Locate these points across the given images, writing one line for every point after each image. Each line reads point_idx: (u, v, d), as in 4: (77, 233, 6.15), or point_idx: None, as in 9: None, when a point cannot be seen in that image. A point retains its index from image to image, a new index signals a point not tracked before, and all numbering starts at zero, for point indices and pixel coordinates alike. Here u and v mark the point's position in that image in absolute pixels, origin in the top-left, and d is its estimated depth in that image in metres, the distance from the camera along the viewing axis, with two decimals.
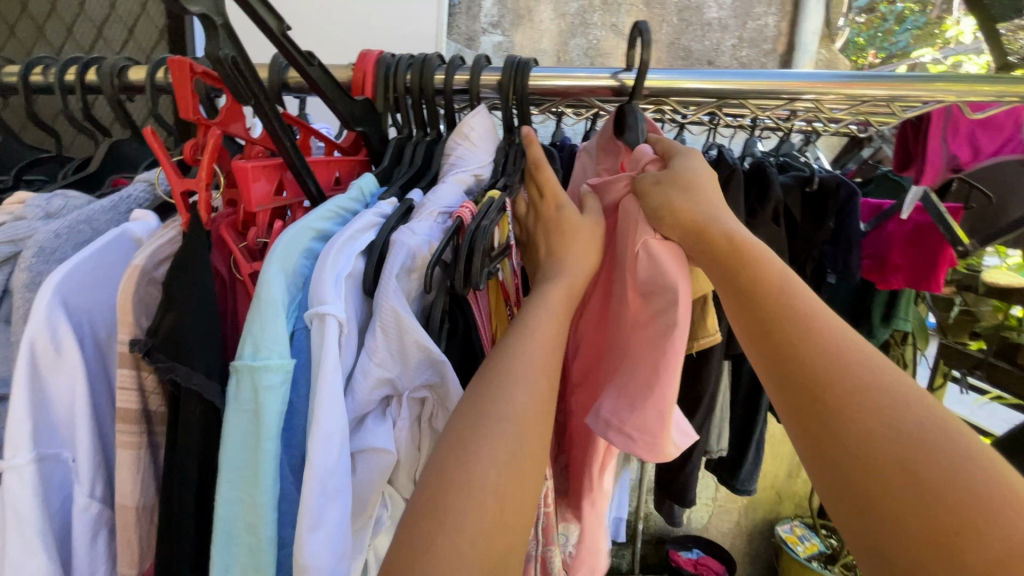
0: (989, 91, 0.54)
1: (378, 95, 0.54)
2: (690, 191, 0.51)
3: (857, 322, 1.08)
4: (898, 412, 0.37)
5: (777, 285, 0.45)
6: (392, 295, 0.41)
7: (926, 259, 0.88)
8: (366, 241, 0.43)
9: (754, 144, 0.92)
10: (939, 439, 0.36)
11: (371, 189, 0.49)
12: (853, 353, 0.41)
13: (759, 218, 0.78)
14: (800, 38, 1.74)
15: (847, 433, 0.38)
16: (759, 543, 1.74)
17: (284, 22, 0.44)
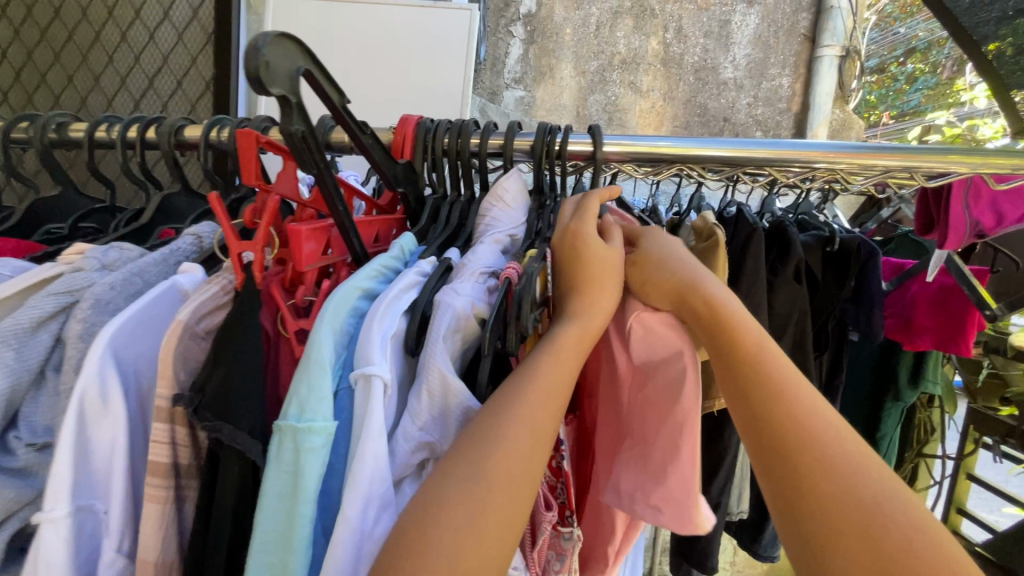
0: (965, 160, 0.57)
1: (416, 158, 0.56)
2: (665, 265, 0.52)
3: (883, 383, 1.05)
4: (850, 474, 0.39)
5: (755, 347, 0.46)
6: (438, 358, 0.41)
7: (953, 324, 0.86)
8: (408, 300, 0.43)
9: (773, 203, 0.93)
10: (887, 500, 0.37)
11: (410, 249, 0.50)
12: (817, 414, 0.42)
13: (780, 277, 0.79)
14: (813, 99, 1.79)
15: (804, 485, 0.39)
16: None
17: (344, 95, 0.47)
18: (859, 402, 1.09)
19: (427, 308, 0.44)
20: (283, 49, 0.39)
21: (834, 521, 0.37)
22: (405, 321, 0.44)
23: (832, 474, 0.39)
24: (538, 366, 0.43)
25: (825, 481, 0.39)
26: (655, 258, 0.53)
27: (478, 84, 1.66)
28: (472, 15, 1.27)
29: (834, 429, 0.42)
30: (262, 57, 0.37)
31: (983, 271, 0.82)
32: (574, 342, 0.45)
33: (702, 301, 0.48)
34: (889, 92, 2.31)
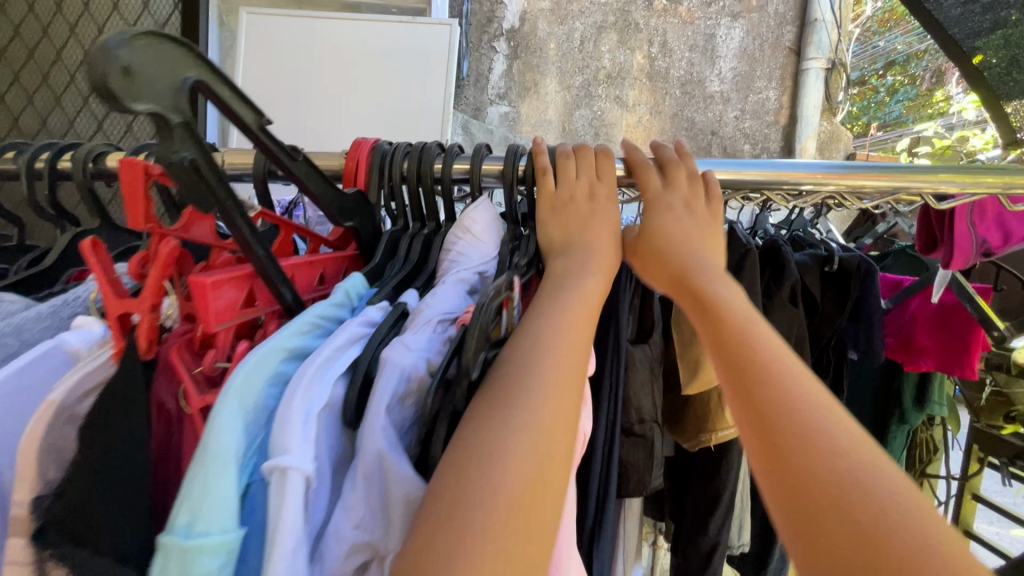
0: (997, 182, 0.54)
1: (374, 187, 0.52)
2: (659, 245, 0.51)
3: (887, 405, 1.01)
4: (840, 456, 0.33)
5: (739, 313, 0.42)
6: (375, 432, 0.34)
7: (957, 343, 0.82)
8: (347, 358, 0.37)
9: (764, 220, 0.89)
10: (872, 488, 0.32)
11: (358, 291, 0.45)
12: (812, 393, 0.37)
13: (775, 300, 0.74)
14: (800, 111, 1.78)
15: (788, 461, 0.34)
16: None
17: (264, 115, 0.40)
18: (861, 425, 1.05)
19: (370, 368, 0.38)
20: (145, 50, 0.30)
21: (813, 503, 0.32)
22: (342, 385, 0.37)
23: (822, 455, 0.33)
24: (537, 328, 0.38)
25: (808, 460, 0.34)
26: (662, 238, 0.51)
27: (461, 100, 1.63)
28: (452, 30, 1.24)
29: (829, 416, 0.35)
30: (116, 58, 0.29)
31: (986, 289, 0.78)
32: (574, 301, 0.41)
33: (690, 280, 0.46)
34: (871, 104, 2.32)
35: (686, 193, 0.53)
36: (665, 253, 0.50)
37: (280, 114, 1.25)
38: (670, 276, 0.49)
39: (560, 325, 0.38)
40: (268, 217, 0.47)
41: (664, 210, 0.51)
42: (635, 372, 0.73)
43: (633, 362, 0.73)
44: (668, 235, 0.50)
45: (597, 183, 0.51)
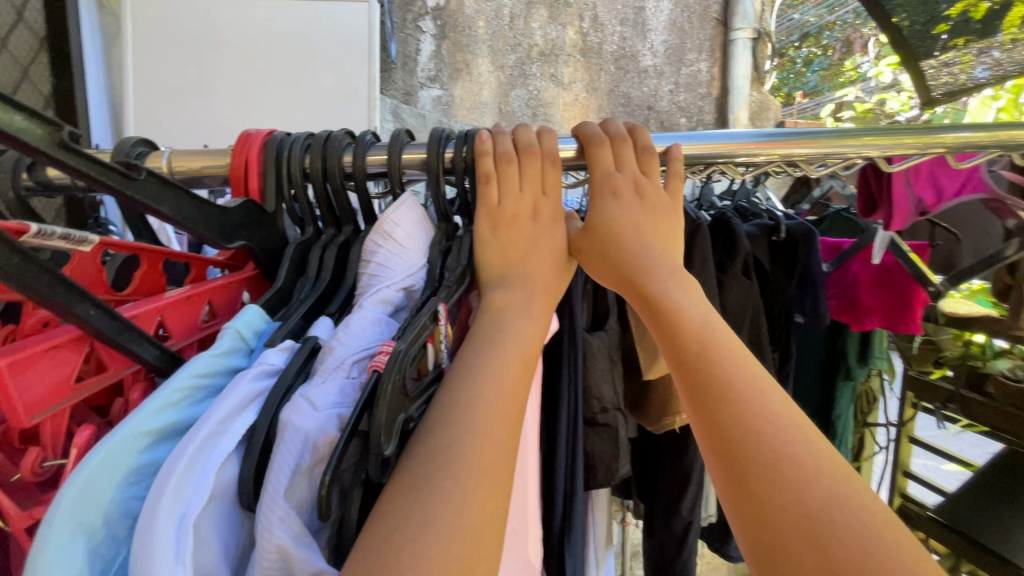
0: (915, 143, 0.51)
1: (269, 192, 0.45)
2: (615, 237, 0.47)
3: (833, 364, 1.05)
4: (811, 471, 0.32)
5: (700, 318, 0.39)
6: (275, 524, 0.28)
7: (900, 300, 0.84)
8: (237, 431, 0.31)
9: (710, 193, 0.88)
10: (837, 496, 0.31)
11: (254, 332, 0.38)
12: (771, 399, 0.35)
13: (729, 274, 0.73)
14: (732, 82, 1.80)
15: (755, 468, 0.32)
16: None
17: (57, 123, 0.33)
18: (814, 383, 1.07)
19: (271, 434, 0.32)
20: None
21: (781, 518, 0.31)
22: (235, 463, 0.32)
23: (782, 461, 0.32)
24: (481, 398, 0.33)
25: (771, 467, 0.32)
26: (608, 233, 0.48)
27: (389, 85, 1.53)
28: (370, 6, 1.13)
29: (788, 420, 0.34)
30: None
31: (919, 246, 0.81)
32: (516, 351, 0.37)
33: (641, 283, 0.43)
34: (790, 74, 2.41)
35: (636, 171, 0.49)
36: (611, 252, 0.47)
37: (182, 109, 1.12)
38: (618, 277, 0.46)
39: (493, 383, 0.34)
40: (113, 245, 0.39)
41: (608, 199, 0.48)
42: (594, 362, 0.70)
43: (591, 351, 0.69)
44: (618, 231, 0.47)
45: (542, 199, 0.47)
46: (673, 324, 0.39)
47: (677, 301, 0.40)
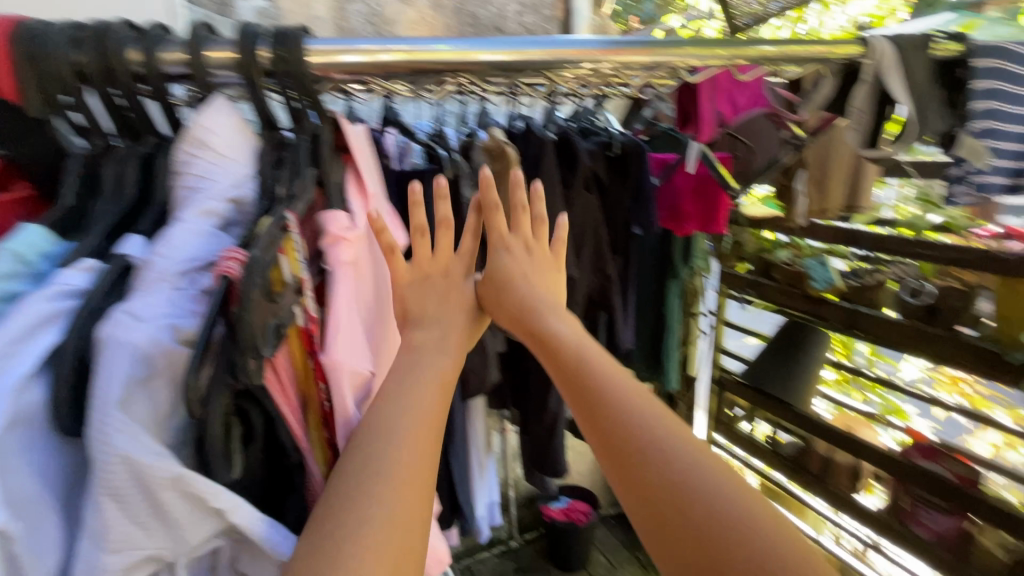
0: (725, 54, 0.58)
1: (29, 97, 0.37)
2: (508, 284, 0.52)
3: (664, 266, 1.22)
4: (675, 459, 0.39)
5: (574, 347, 0.47)
6: (112, 436, 0.32)
7: (710, 205, 1.00)
8: (35, 352, 0.33)
9: (554, 113, 0.92)
10: (696, 473, 0.38)
11: (38, 257, 0.37)
12: (642, 402, 0.42)
13: (573, 188, 0.80)
14: (574, 6, 1.80)
15: (628, 466, 0.40)
16: None
17: None
18: (650, 287, 1.25)
19: (82, 354, 0.34)
20: None
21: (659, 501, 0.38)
22: (41, 387, 0.34)
23: (644, 450, 0.40)
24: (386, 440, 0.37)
25: (640, 460, 0.39)
26: (503, 278, 0.53)
27: None
28: None
29: (661, 419, 0.41)
30: None
31: (725, 156, 0.87)
32: (424, 399, 0.41)
33: (531, 322, 0.50)
34: None
35: (527, 234, 0.55)
36: (505, 295, 0.52)
37: None
38: (514, 321, 0.51)
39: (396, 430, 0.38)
40: None
41: (501, 252, 0.54)
42: None
43: None
44: (510, 277, 0.52)
45: (450, 258, 0.53)
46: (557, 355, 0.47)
47: (558, 334, 0.48)
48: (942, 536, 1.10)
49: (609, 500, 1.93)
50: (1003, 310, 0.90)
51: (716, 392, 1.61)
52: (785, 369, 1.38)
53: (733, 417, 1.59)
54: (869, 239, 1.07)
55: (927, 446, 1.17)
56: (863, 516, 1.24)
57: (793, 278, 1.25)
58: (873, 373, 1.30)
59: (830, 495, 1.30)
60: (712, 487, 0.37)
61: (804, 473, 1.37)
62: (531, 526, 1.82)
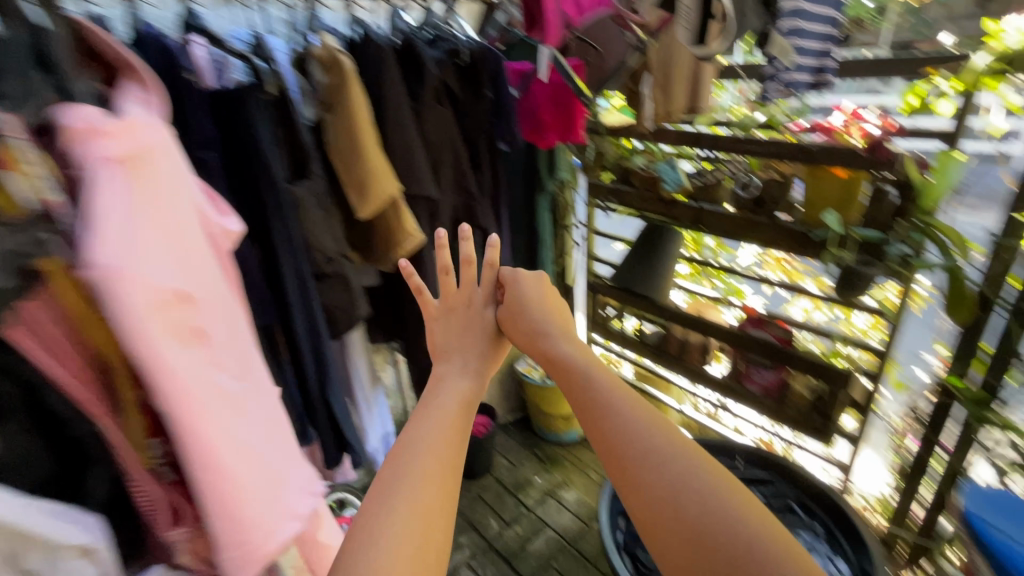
0: None
1: None
2: (517, 310, 0.57)
3: (532, 181, 1.25)
4: (677, 479, 0.41)
5: (584, 369, 0.50)
6: None
7: (566, 113, 0.99)
8: None
9: (398, 17, 0.83)
10: (697, 488, 0.40)
11: None
12: (644, 419, 0.45)
13: (424, 101, 0.79)
14: None
15: (636, 488, 0.42)
16: (509, 384, 2.03)
17: None
18: (520, 205, 1.27)
19: None
20: None
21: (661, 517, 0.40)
22: None
23: (646, 469, 0.42)
24: (407, 467, 0.42)
25: (653, 488, 0.41)
26: (516, 302, 0.57)
27: None
28: None
29: (658, 435, 0.44)
30: None
31: (578, 62, 0.93)
32: (440, 424, 0.46)
33: (542, 343, 0.53)
34: None
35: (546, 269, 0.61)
36: (517, 317, 0.56)
37: None
38: (526, 342, 0.55)
39: (419, 460, 0.43)
40: None
41: (520, 281, 0.58)
42: (308, 213, 0.70)
43: (301, 202, 0.69)
44: (523, 305, 0.56)
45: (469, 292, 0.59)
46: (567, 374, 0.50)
47: (563, 353, 0.52)
48: (768, 388, 1.34)
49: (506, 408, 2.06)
50: (808, 195, 1.06)
51: (590, 295, 1.74)
52: (648, 264, 1.48)
53: (607, 316, 1.75)
54: (708, 139, 1.16)
55: (757, 317, 1.37)
56: (710, 381, 1.45)
57: (648, 183, 1.34)
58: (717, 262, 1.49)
59: (688, 371, 1.50)
60: (726, 516, 0.39)
61: (666, 355, 1.55)
62: None
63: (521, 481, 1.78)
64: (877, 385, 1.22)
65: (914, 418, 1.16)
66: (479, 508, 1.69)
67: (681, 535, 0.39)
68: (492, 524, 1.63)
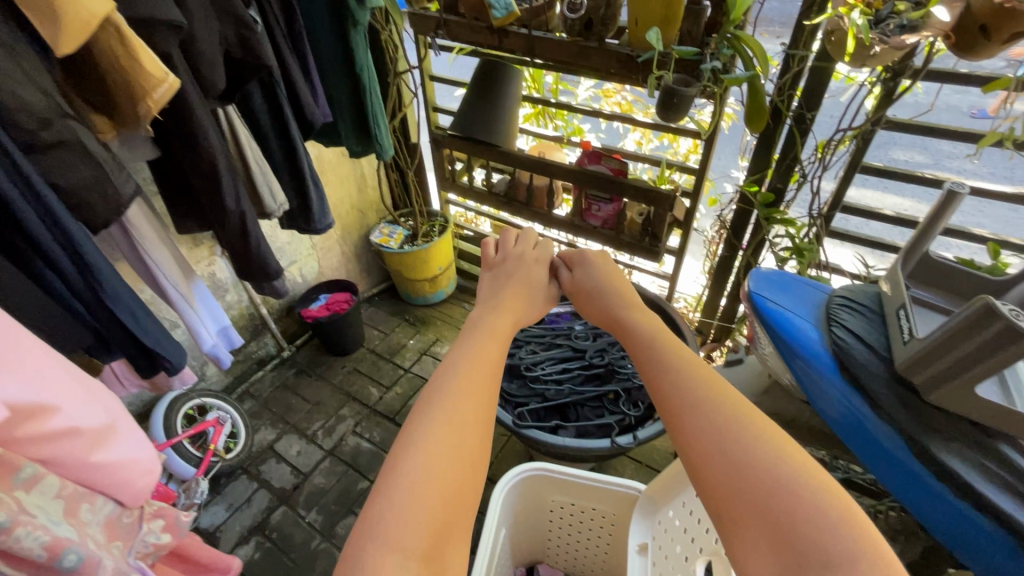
0: None
1: None
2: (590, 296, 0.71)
3: (338, 9, 1.03)
4: (721, 427, 0.43)
5: (649, 339, 0.56)
6: None
7: None
8: None
9: None
10: (741, 437, 0.42)
11: None
12: (699, 379, 0.48)
13: None
14: None
15: (689, 447, 0.44)
16: (366, 257, 1.94)
17: None
18: (331, 44, 1.07)
19: None
20: None
21: (702, 455, 0.43)
22: None
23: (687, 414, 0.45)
24: (449, 380, 0.50)
25: (702, 435, 0.43)
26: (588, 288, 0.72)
27: None
28: None
29: (715, 395, 0.46)
30: None
31: None
32: (489, 360, 0.54)
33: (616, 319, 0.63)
34: None
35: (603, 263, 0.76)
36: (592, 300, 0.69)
37: None
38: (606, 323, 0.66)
39: (461, 377, 0.51)
40: None
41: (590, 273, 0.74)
42: None
43: None
44: (596, 289, 0.71)
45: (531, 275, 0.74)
46: (630, 341, 0.57)
47: (630, 324, 0.60)
48: (607, 220, 1.44)
49: (369, 282, 2.00)
50: (637, 14, 0.99)
51: (436, 151, 1.62)
52: (488, 110, 1.38)
53: (456, 171, 1.67)
54: None
55: (594, 151, 1.38)
56: (558, 223, 1.52)
57: (477, 11, 1.19)
58: (557, 100, 1.44)
59: (537, 215, 1.54)
60: (778, 480, 0.39)
61: (516, 203, 1.57)
62: (299, 333, 1.82)
63: (395, 347, 1.81)
64: (695, 202, 1.32)
65: (721, 227, 1.34)
66: (357, 380, 1.70)
67: (723, 473, 0.41)
68: (372, 391, 1.67)
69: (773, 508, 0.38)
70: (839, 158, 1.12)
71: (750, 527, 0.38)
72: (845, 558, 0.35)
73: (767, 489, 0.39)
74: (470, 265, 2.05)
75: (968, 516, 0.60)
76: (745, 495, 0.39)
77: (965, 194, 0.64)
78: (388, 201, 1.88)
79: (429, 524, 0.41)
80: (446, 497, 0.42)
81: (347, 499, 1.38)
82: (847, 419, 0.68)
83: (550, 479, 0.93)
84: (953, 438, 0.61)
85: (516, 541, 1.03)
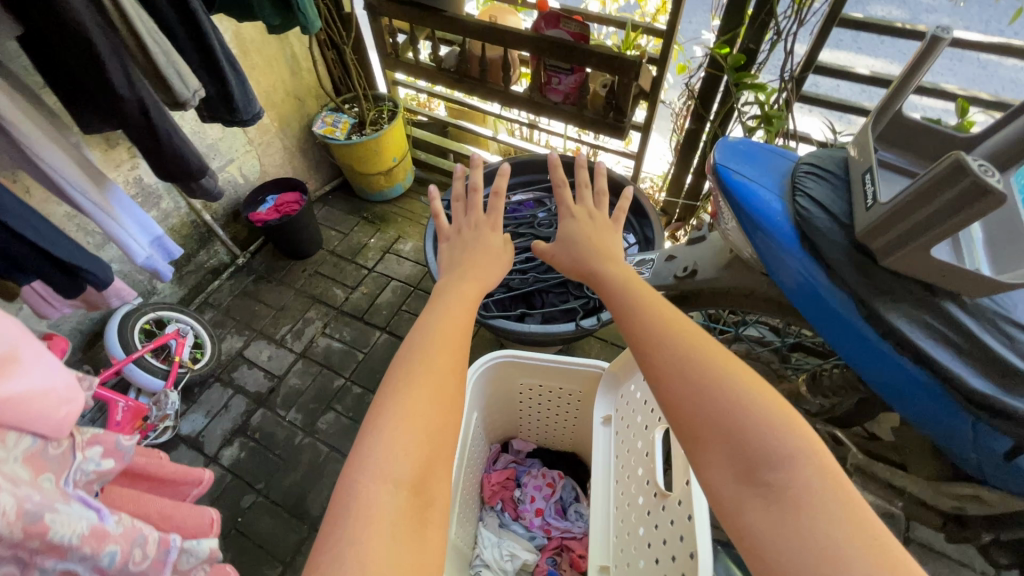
0: None
1: None
2: (563, 241, 0.69)
3: None
4: (683, 353, 0.46)
5: (619, 282, 0.58)
6: None
7: None
8: None
9: None
10: (702, 361, 0.45)
11: None
12: (661, 315, 0.50)
13: None
14: None
15: (655, 377, 0.47)
16: (313, 151, 1.79)
17: None
18: None
19: None
20: None
21: (667, 379, 0.45)
22: None
23: (651, 346, 0.48)
24: (429, 337, 0.53)
25: (667, 363, 0.46)
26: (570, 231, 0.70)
27: None
28: None
29: (675, 327, 0.49)
30: None
31: None
32: (463, 317, 0.57)
33: (589, 263, 0.64)
34: None
35: (588, 210, 0.73)
36: (560, 244, 0.70)
37: None
38: (577, 266, 0.67)
39: (439, 333, 0.53)
40: None
41: (568, 220, 0.72)
42: None
43: None
44: (568, 231, 0.70)
45: (483, 224, 0.73)
46: (600, 285, 0.60)
47: (602, 270, 0.62)
48: (568, 95, 1.33)
49: (320, 178, 1.87)
50: None
51: (373, 23, 1.43)
52: None
53: (399, 46, 1.49)
54: None
55: (552, 13, 1.22)
56: (516, 102, 1.40)
57: None
58: None
59: (494, 94, 1.42)
60: (724, 398, 0.43)
61: (469, 80, 1.43)
62: (252, 237, 1.72)
63: (356, 247, 1.74)
64: (662, 70, 1.21)
65: (689, 98, 1.25)
66: (320, 283, 1.66)
67: (686, 393, 0.44)
68: (337, 292, 1.63)
69: (721, 418, 0.42)
70: (816, 10, 1.03)
71: (705, 443, 0.42)
72: (785, 457, 0.40)
73: (718, 403, 0.43)
74: (426, 154, 1.92)
75: (910, 372, 0.64)
76: (699, 409, 0.43)
77: (948, 41, 0.58)
78: (327, 85, 1.68)
79: (413, 468, 0.44)
80: (430, 442, 0.46)
81: (325, 396, 1.42)
82: (803, 285, 0.69)
83: (518, 364, 0.94)
84: (903, 300, 0.62)
85: (489, 422, 1.08)
